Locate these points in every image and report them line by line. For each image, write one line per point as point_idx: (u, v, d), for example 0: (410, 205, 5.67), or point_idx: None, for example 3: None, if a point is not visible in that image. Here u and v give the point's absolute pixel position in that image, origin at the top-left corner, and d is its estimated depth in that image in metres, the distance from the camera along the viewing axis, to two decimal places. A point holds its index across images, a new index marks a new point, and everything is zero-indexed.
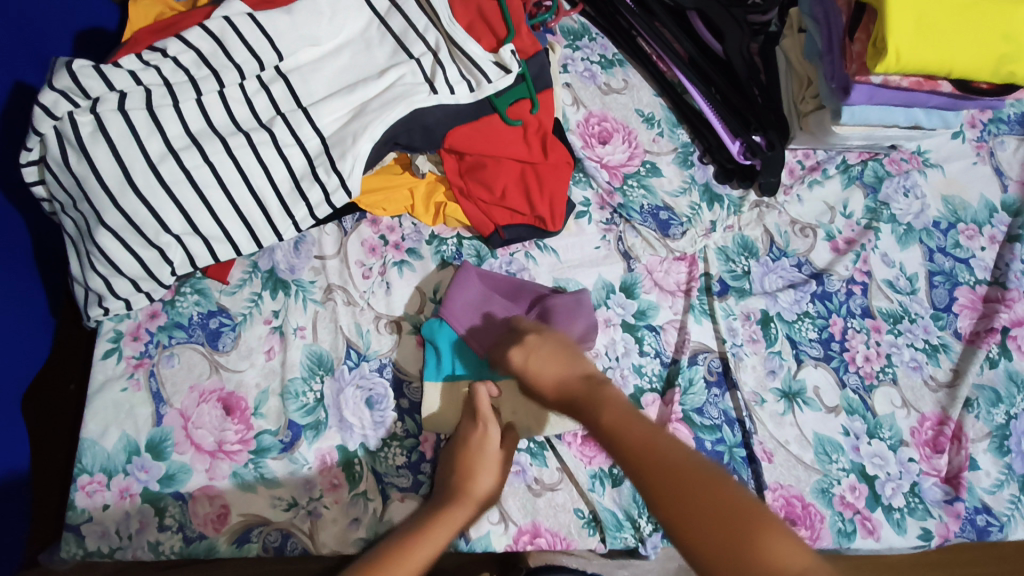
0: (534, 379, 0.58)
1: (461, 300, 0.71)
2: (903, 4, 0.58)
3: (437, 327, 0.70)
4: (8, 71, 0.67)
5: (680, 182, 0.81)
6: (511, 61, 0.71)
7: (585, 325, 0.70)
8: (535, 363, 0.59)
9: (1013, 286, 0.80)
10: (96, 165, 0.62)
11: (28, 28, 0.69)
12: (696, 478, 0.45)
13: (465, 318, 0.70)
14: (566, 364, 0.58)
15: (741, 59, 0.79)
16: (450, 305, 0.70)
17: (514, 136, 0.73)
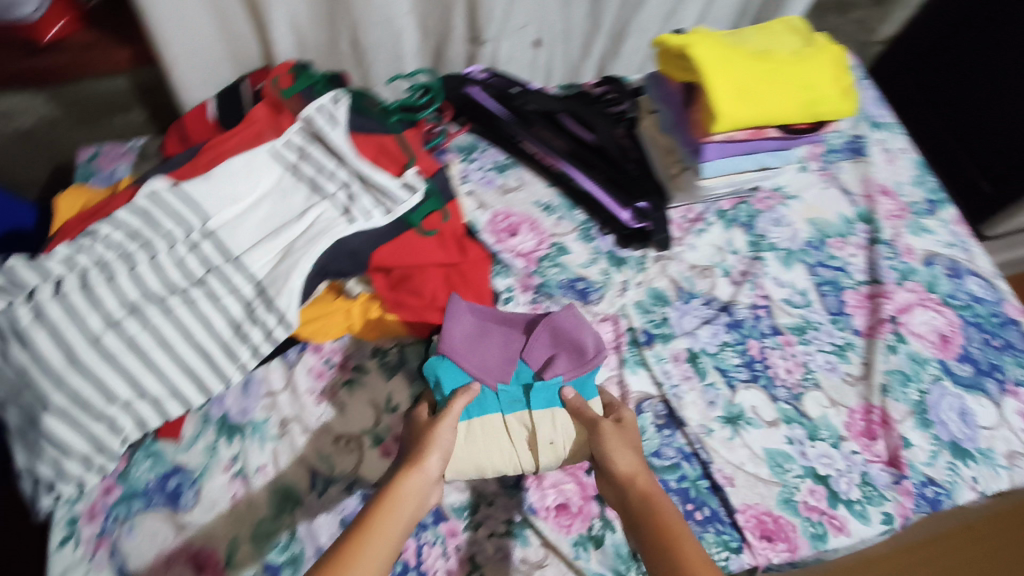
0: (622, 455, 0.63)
1: (458, 333, 0.75)
2: (718, 81, 0.72)
3: (440, 363, 0.73)
4: None
5: (588, 255, 0.89)
6: (416, 181, 0.81)
7: (593, 335, 0.77)
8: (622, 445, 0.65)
9: (887, 281, 0.91)
10: (35, 351, 0.64)
11: None
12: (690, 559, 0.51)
13: (467, 353, 0.74)
14: (641, 456, 0.64)
15: (612, 142, 0.92)
16: (448, 340, 0.74)
17: (432, 245, 0.80)
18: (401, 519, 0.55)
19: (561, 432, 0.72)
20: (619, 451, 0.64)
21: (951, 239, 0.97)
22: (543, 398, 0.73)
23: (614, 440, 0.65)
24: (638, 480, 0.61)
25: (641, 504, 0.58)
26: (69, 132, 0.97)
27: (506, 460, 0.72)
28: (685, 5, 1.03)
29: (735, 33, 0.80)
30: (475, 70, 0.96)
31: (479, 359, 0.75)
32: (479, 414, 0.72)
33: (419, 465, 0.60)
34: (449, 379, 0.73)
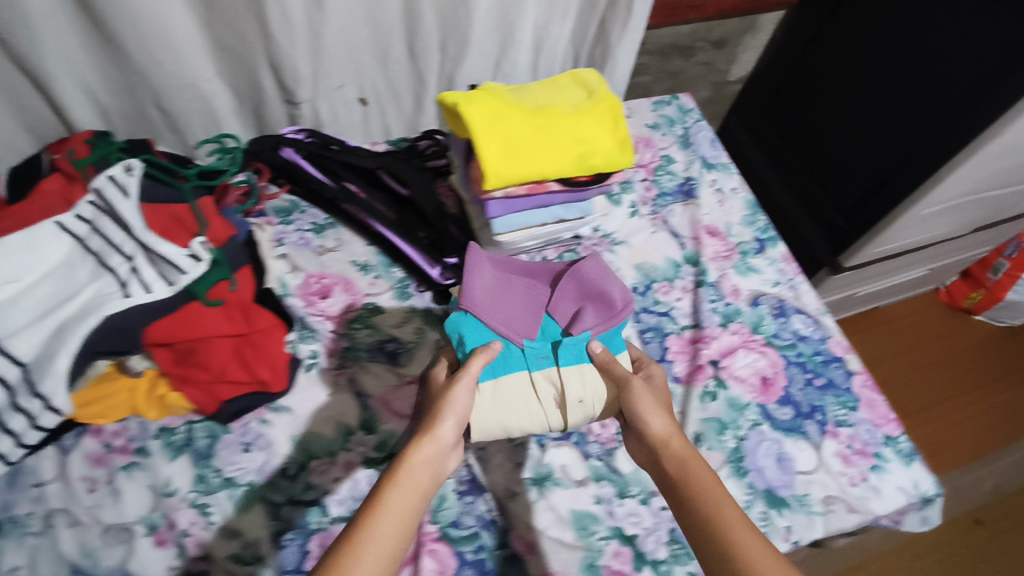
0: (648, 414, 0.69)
1: (481, 291, 0.77)
2: (485, 139, 0.71)
3: (461, 320, 0.75)
4: None
5: (402, 314, 0.87)
6: (201, 250, 0.77)
7: (621, 288, 0.81)
8: (649, 404, 0.70)
9: (708, 324, 0.91)
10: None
11: None
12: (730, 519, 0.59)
13: (489, 309, 0.77)
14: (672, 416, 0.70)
15: (425, 197, 0.91)
16: (472, 295, 0.76)
17: (216, 316, 0.76)
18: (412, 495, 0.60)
19: (588, 389, 0.75)
20: (653, 411, 0.69)
21: (777, 278, 0.97)
22: (572, 354, 0.77)
23: (646, 397, 0.71)
24: (673, 445, 0.67)
25: (683, 472, 0.64)
26: None
27: (535, 418, 0.74)
28: (511, 55, 1.03)
29: (520, 88, 0.79)
30: (289, 131, 0.94)
31: (505, 313, 0.78)
32: (503, 372, 0.75)
33: (434, 434, 0.65)
34: (472, 336, 0.75)
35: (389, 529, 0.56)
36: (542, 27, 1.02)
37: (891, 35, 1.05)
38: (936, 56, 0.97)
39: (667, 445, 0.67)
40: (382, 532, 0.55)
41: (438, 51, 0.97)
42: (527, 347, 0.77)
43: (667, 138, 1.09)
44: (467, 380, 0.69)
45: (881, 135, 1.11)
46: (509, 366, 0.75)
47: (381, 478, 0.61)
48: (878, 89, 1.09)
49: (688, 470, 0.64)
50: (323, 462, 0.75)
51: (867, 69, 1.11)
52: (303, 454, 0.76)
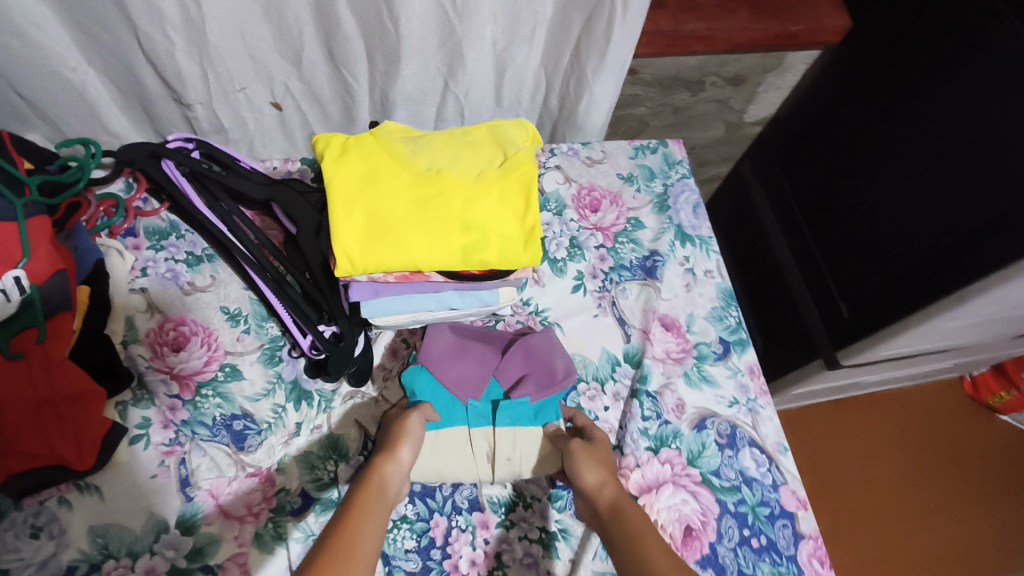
0: (586, 475, 0.62)
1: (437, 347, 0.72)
2: (344, 214, 0.56)
3: (416, 371, 0.71)
4: None
5: (264, 384, 0.73)
6: (13, 288, 0.64)
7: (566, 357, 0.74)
8: (596, 459, 0.64)
9: (631, 450, 0.74)
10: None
11: None
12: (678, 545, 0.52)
13: (440, 364, 0.71)
14: (613, 470, 0.64)
15: (313, 242, 0.75)
16: (427, 353, 0.71)
17: (15, 372, 0.62)
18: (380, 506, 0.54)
19: (520, 449, 0.69)
20: (590, 468, 0.63)
21: (735, 396, 0.79)
22: (511, 415, 0.70)
23: (583, 456, 0.64)
24: (607, 492, 0.60)
25: (615, 516, 0.57)
26: None
27: (471, 472, 0.68)
28: (460, 77, 0.85)
29: (425, 141, 0.65)
30: (175, 138, 0.79)
31: (455, 371, 0.72)
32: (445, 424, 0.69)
33: (393, 457, 0.60)
34: (423, 388, 0.70)
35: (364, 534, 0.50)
36: (502, 47, 0.83)
37: (941, 102, 0.81)
38: (990, 141, 0.74)
39: (599, 495, 0.61)
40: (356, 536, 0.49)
41: (364, 61, 0.82)
42: (470, 407, 0.71)
43: (640, 196, 0.90)
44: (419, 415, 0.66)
45: (902, 226, 0.89)
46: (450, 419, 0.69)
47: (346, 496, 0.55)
48: (906, 169, 0.87)
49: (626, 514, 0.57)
50: (120, 565, 0.62)
51: (900, 141, 0.88)
52: (100, 550, 0.63)
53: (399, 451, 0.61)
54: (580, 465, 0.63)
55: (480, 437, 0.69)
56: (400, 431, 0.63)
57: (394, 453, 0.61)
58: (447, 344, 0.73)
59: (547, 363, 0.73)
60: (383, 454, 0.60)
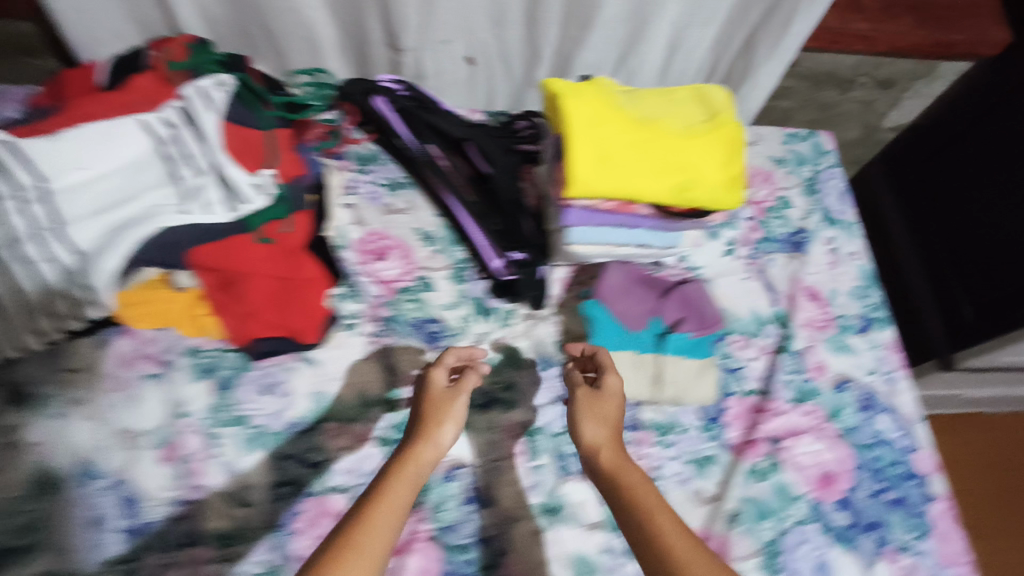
0: (583, 433, 0.63)
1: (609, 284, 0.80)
2: (580, 144, 0.64)
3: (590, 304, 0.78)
4: None
5: (453, 297, 0.82)
6: (268, 184, 0.76)
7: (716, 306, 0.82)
8: (594, 417, 0.64)
9: (777, 396, 0.81)
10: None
11: None
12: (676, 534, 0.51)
13: (613, 298, 0.79)
14: (615, 427, 0.64)
15: (506, 181, 0.84)
16: (601, 286, 0.79)
17: (266, 254, 0.75)
18: (403, 498, 0.54)
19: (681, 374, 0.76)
20: (589, 424, 0.63)
21: (874, 365, 0.85)
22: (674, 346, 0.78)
23: (586, 410, 0.64)
24: (604, 454, 0.60)
25: (611, 481, 0.58)
26: None
27: (636, 391, 0.76)
28: (639, 48, 0.93)
29: (635, 93, 0.72)
30: (387, 79, 0.89)
31: (624, 305, 0.79)
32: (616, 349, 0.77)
33: (430, 441, 0.61)
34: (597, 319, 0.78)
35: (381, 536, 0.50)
36: (682, 26, 0.91)
37: None
38: None
39: (599, 455, 0.61)
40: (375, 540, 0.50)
41: (557, 27, 0.89)
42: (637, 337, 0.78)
43: (791, 178, 0.96)
44: (460, 399, 0.66)
45: None
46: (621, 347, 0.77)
47: (379, 477, 0.57)
48: None
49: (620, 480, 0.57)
50: (335, 426, 0.74)
51: None
52: (320, 413, 0.74)
53: (438, 434, 0.62)
54: (579, 422, 0.64)
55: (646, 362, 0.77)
56: (440, 416, 0.64)
57: (432, 437, 0.62)
58: (619, 282, 0.80)
59: (704, 307, 0.81)
60: (422, 440, 0.61)
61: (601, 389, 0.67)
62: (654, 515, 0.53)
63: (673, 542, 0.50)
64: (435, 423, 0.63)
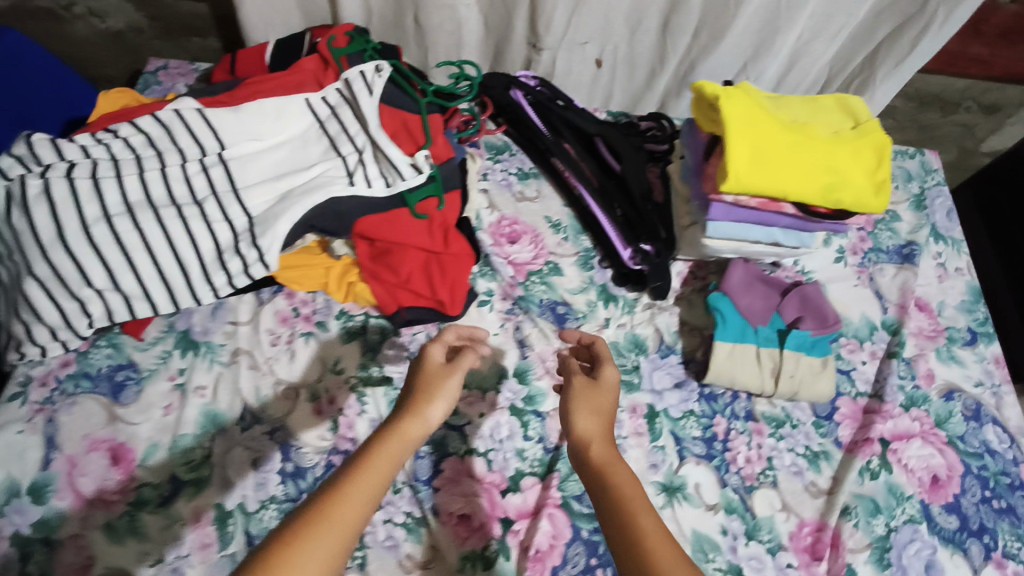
0: (574, 424, 0.56)
1: (735, 279, 0.84)
2: (737, 141, 0.68)
3: (717, 297, 0.82)
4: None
5: (579, 282, 0.87)
6: (424, 164, 0.81)
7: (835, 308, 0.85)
8: (587, 407, 0.57)
9: (890, 400, 0.83)
10: (18, 232, 0.69)
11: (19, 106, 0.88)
12: (669, 548, 0.44)
13: (739, 293, 0.83)
14: (610, 420, 0.57)
15: (635, 176, 0.89)
16: (728, 281, 0.83)
17: (420, 228, 0.80)
18: (380, 475, 0.47)
19: (801, 369, 0.80)
20: (583, 415, 0.57)
21: (982, 377, 0.87)
22: (796, 342, 0.81)
23: (582, 401, 0.58)
24: (594, 448, 0.54)
25: (599, 479, 0.51)
26: (152, 42, 1.01)
27: (756, 383, 0.79)
28: (761, 60, 0.99)
29: (782, 99, 0.76)
30: (525, 75, 0.96)
31: (749, 300, 0.83)
32: (740, 341, 0.80)
33: (419, 413, 0.54)
34: (724, 311, 0.81)
35: (347, 517, 0.43)
36: (807, 39, 0.96)
37: None
38: None
39: (588, 450, 0.54)
40: (339, 520, 0.43)
41: (690, 34, 0.95)
42: (761, 331, 0.82)
43: (899, 193, 1.00)
44: (457, 373, 0.59)
45: None
46: (745, 339, 0.81)
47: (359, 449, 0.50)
48: None
49: (609, 480, 0.50)
50: (472, 394, 0.78)
51: None
52: None
53: (428, 410, 0.55)
54: (571, 413, 0.57)
55: (767, 356, 0.80)
56: (433, 387, 0.57)
57: (422, 412, 0.54)
58: (744, 278, 0.84)
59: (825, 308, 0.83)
60: (409, 413, 0.54)
61: (599, 381, 0.60)
62: (643, 520, 0.46)
63: (660, 552, 0.44)
64: (424, 395, 0.56)
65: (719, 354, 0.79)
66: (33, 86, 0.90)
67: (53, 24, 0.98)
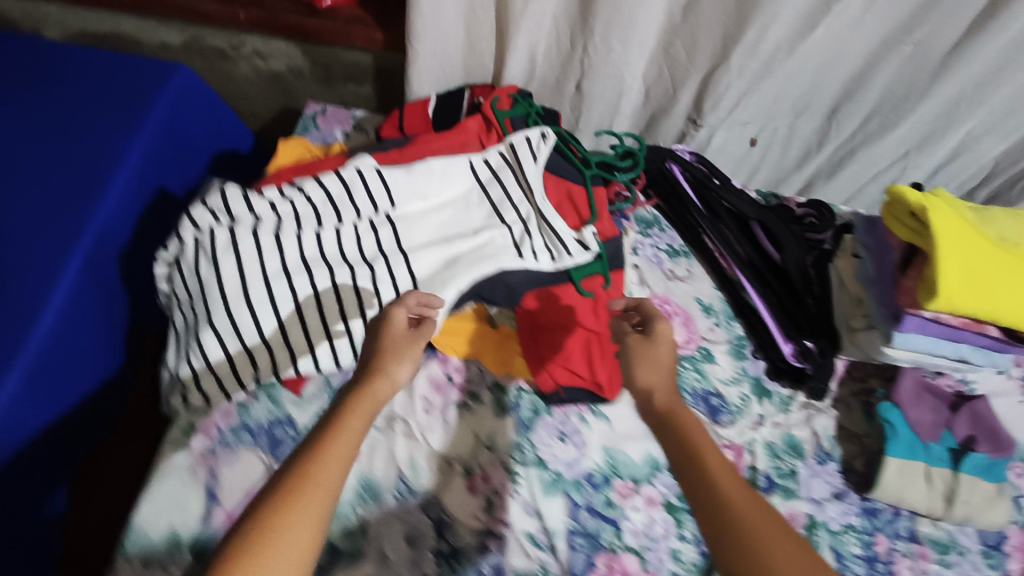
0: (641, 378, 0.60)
1: (904, 391, 0.81)
2: (952, 256, 0.65)
3: (888, 408, 0.79)
4: (156, 179, 0.90)
5: (733, 373, 0.85)
6: (591, 241, 0.80)
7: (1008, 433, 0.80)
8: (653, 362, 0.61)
9: None
10: (204, 284, 0.70)
11: (175, 140, 0.94)
12: (736, 492, 0.51)
13: (911, 407, 0.79)
14: (670, 372, 0.61)
15: (797, 268, 0.86)
16: (898, 393, 0.80)
17: (584, 306, 0.79)
18: (349, 440, 0.52)
19: (977, 495, 0.75)
20: (646, 370, 0.60)
21: None
22: (972, 466, 0.76)
23: (641, 357, 0.61)
24: (657, 397, 0.59)
25: (668, 428, 0.57)
26: (307, 85, 1.02)
27: (926, 505, 0.75)
28: (926, 149, 0.96)
29: (981, 212, 0.74)
30: (680, 148, 0.95)
31: (920, 415, 0.79)
32: (914, 458, 0.76)
33: (386, 372, 0.57)
34: (896, 423, 0.78)
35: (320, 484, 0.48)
36: (977, 135, 0.93)
37: None
38: None
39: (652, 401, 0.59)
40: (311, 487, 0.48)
41: (859, 121, 0.92)
42: (934, 449, 0.77)
43: None
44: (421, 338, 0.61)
45: None
46: (919, 456, 0.76)
47: (329, 413, 0.54)
48: None
49: (681, 428, 0.56)
50: (625, 484, 0.75)
51: None
52: (611, 468, 0.76)
53: (393, 369, 0.58)
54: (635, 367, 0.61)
55: (940, 477, 0.76)
56: (394, 350, 0.59)
57: (388, 372, 0.57)
58: (916, 390, 0.81)
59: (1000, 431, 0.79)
60: (374, 372, 0.57)
61: (651, 336, 0.62)
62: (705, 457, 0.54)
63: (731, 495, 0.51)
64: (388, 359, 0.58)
65: (887, 467, 0.75)
66: (189, 123, 0.96)
67: (219, 61, 1.00)
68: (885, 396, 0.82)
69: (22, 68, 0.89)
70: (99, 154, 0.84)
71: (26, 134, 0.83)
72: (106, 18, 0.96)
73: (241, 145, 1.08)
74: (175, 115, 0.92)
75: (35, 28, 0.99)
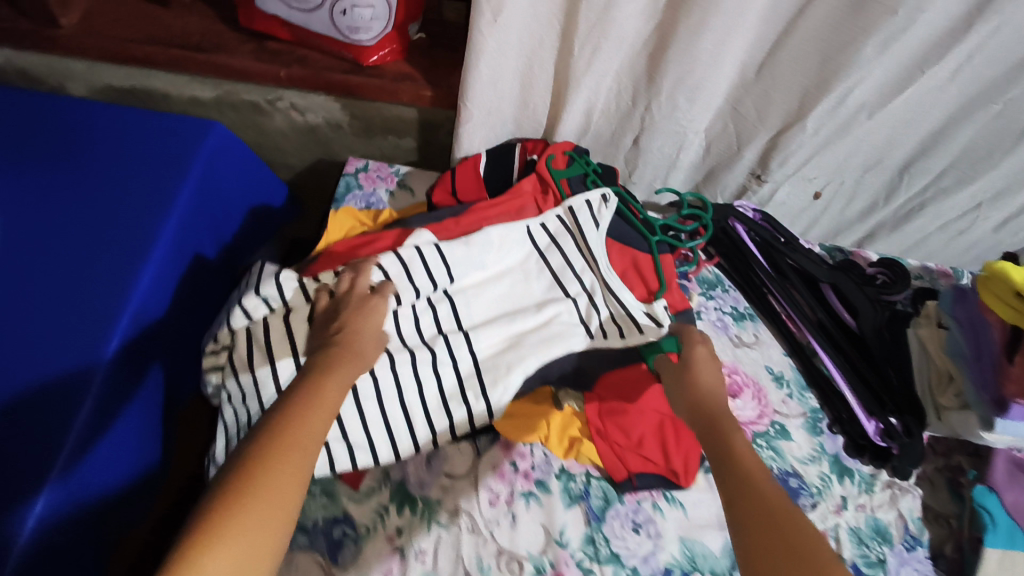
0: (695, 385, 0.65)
1: (998, 473, 0.76)
2: None
3: (981, 492, 0.74)
4: (192, 247, 0.82)
5: (810, 450, 0.79)
6: (662, 315, 0.76)
7: None
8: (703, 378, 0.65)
9: None
10: (260, 382, 0.66)
11: (211, 200, 0.86)
12: (767, 486, 0.53)
13: (1007, 490, 0.74)
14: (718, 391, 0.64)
15: (876, 336, 0.82)
16: (991, 476, 0.76)
17: (658, 387, 0.74)
18: (326, 412, 0.56)
19: None
20: (704, 381, 0.65)
21: None
22: None
23: (702, 370, 0.66)
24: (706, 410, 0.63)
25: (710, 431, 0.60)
26: (345, 137, 0.97)
27: None
28: (1002, 201, 0.89)
29: None
30: (741, 205, 0.90)
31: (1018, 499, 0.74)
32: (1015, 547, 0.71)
33: (353, 356, 0.62)
34: (991, 508, 0.73)
35: (298, 443, 0.52)
36: None
37: None
38: None
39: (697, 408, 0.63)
40: (293, 446, 0.51)
41: (934, 175, 0.86)
42: None
43: None
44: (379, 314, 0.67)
45: None
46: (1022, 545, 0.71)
47: (297, 386, 0.58)
48: None
49: (724, 433, 0.59)
50: None
51: None
52: (690, 561, 0.71)
53: (361, 349, 0.63)
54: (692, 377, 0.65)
55: None
56: (357, 331, 0.64)
57: (356, 351, 0.63)
58: (1011, 472, 0.76)
59: None
60: (339, 350, 0.62)
61: (691, 359, 0.67)
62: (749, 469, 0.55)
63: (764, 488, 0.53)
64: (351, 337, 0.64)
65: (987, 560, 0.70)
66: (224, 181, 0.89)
67: (252, 114, 0.95)
68: (978, 478, 0.77)
69: (45, 131, 0.82)
70: (132, 225, 0.76)
71: (56, 204, 0.76)
72: (134, 74, 0.90)
73: (277, 200, 1.00)
74: (210, 176, 0.85)
75: (59, 84, 0.94)
